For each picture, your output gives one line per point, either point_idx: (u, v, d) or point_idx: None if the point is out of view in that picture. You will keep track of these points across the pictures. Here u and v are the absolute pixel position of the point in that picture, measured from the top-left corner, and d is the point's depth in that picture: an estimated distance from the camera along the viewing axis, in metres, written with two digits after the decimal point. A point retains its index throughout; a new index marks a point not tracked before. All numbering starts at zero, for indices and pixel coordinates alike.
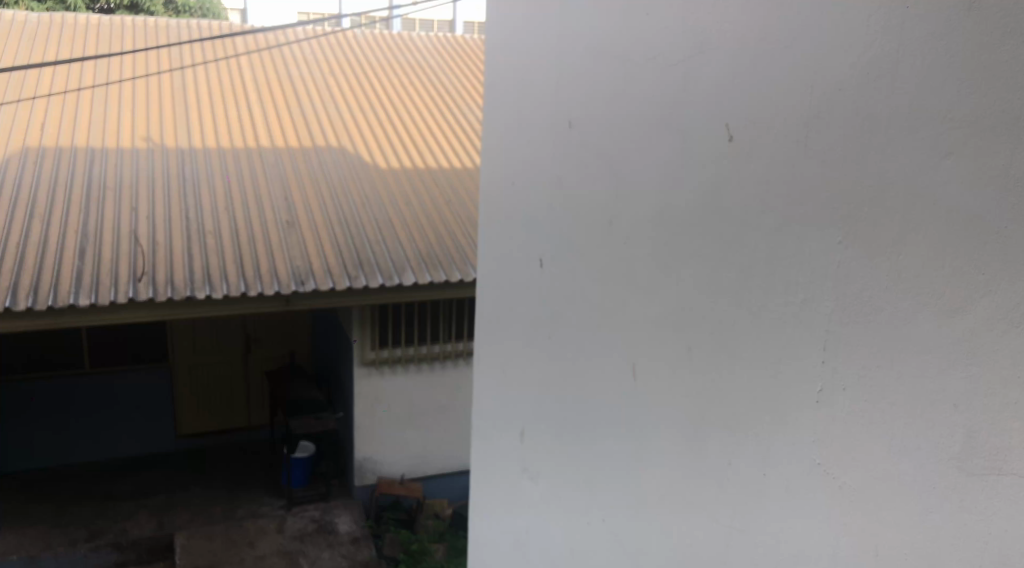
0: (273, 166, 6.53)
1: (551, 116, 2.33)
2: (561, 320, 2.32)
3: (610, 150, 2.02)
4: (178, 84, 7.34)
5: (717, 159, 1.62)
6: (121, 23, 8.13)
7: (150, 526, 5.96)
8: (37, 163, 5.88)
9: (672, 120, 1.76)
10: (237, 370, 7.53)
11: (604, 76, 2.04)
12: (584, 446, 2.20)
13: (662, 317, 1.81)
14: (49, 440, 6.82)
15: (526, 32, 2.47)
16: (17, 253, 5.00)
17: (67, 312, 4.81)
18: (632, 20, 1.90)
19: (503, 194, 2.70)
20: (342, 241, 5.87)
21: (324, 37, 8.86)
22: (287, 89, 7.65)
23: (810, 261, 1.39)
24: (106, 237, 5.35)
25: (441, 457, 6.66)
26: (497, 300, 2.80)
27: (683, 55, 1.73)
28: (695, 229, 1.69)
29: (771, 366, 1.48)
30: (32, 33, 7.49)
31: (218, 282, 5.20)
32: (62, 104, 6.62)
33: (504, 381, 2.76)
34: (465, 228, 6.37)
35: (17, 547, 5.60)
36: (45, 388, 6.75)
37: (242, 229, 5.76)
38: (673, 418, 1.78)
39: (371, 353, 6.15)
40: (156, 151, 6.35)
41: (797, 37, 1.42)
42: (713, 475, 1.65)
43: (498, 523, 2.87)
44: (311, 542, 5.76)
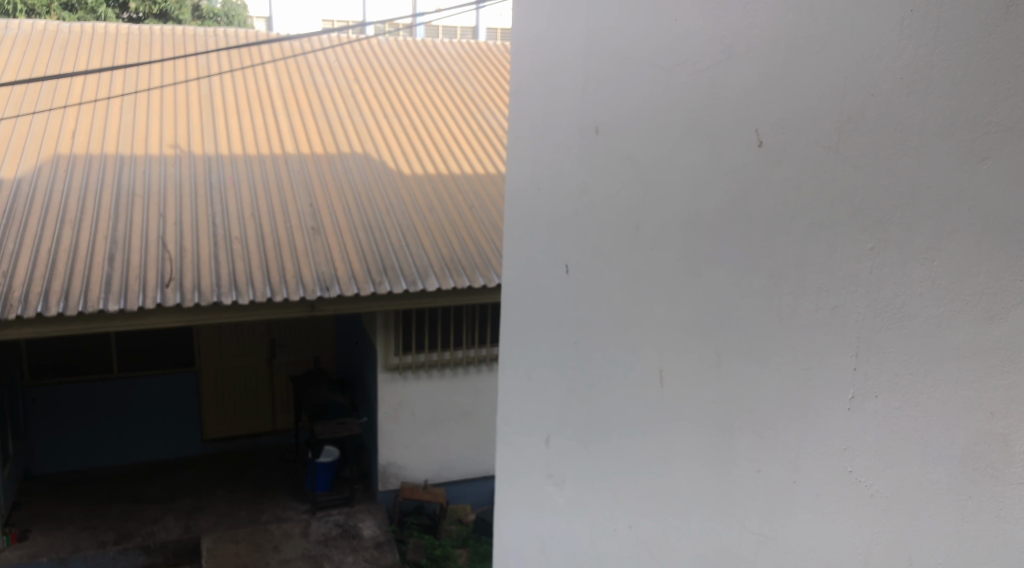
0: (298, 172, 6.59)
1: (578, 122, 2.33)
2: (587, 325, 2.31)
3: (637, 155, 2.02)
4: (204, 91, 7.43)
5: (746, 164, 1.61)
6: (150, 32, 8.24)
7: (177, 529, 6.02)
8: (67, 171, 5.98)
9: (700, 124, 1.76)
10: (262, 374, 7.58)
11: (632, 80, 2.03)
12: (609, 452, 2.19)
13: (689, 322, 1.80)
14: (77, 444, 6.92)
15: (552, 37, 2.47)
16: (49, 259, 5.09)
17: (96, 317, 4.88)
18: (660, 24, 1.90)
19: (528, 199, 2.71)
20: (367, 246, 5.91)
21: (349, 45, 8.94)
22: (312, 96, 7.72)
23: (842, 265, 1.38)
24: (135, 243, 5.42)
25: (464, 462, 6.65)
26: (522, 305, 2.80)
27: (711, 60, 1.72)
28: (724, 235, 1.68)
29: (801, 370, 1.47)
30: (64, 42, 7.63)
31: (244, 287, 5.25)
32: (92, 112, 6.73)
33: (529, 387, 2.76)
34: (489, 233, 6.38)
35: (48, 548, 5.68)
36: (75, 392, 6.85)
37: (267, 234, 5.81)
38: (701, 424, 1.76)
39: (395, 358, 6.22)
40: (183, 158, 6.44)
41: (828, 42, 1.41)
42: (742, 482, 1.63)
43: (523, 528, 2.87)
44: (335, 546, 5.78)
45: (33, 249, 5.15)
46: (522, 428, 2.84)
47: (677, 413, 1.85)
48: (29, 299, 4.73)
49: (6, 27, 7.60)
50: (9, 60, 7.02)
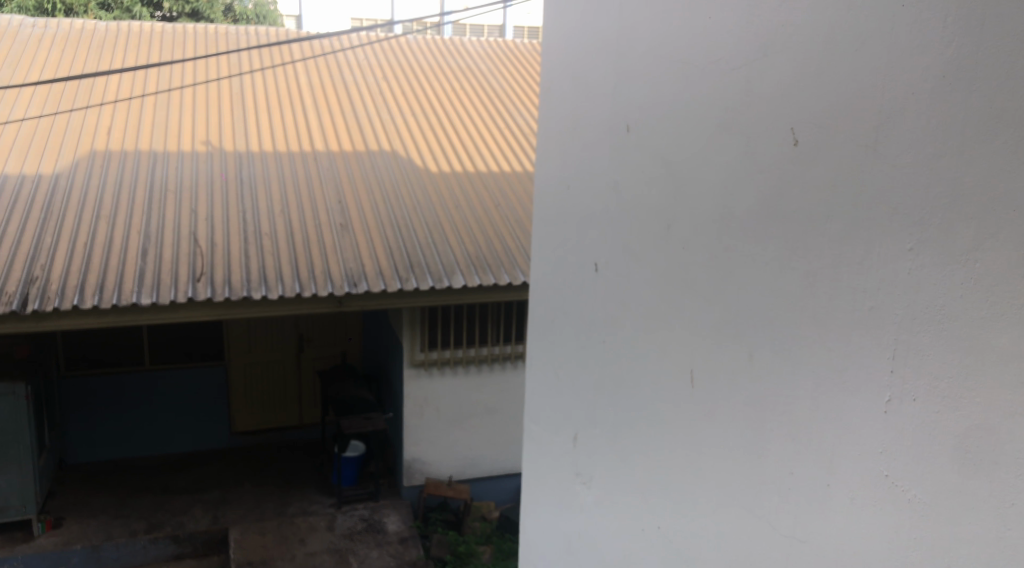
0: (328, 169, 6.65)
1: (608, 119, 2.34)
2: (616, 324, 2.32)
3: (669, 154, 2.02)
4: (236, 89, 7.52)
5: (781, 164, 1.61)
6: (183, 30, 8.36)
7: (206, 520, 6.11)
8: (103, 167, 6.08)
9: (734, 123, 1.76)
10: (289, 369, 7.66)
11: (664, 80, 2.04)
12: (638, 450, 2.19)
13: (721, 323, 1.80)
14: (109, 435, 7.04)
15: (583, 34, 2.48)
16: (85, 253, 5.19)
17: (129, 311, 4.95)
18: (694, 23, 1.90)
19: (557, 197, 2.71)
20: (394, 243, 5.95)
21: (378, 43, 8.99)
22: (341, 94, 7.78)
23: (878, 267, 1.37)
24: (168, 238, 5.50)
25: (488, 459, 6.67)
26: (550, 302, 2.81)
27: (745, 58, 1.72)
28: (758, 234, 1.68)
29: (836, 372, 1.46)
30: (101, 41, 7.76)
31: (274, 282, 5.31)
32: (127, 110, 6.83)
33: (556, 385, 2.77)
34: (515, 231, 6.38)
35: (81, 535, 5.79)
36: (107, 383, 6.97)
37: (296, 230, 5.87)
38: (732, 424, 1.76)
39: (420, 355, 6.23)
40: (215, 155, 6.52)
41: (865, 42, 1.41)
42: (774, 485, 1.63)
43: (550, 526, 2.88)
44: (361, 541, 5.82)
45: (69, 243, 5.25)
46: (550, 426, 2.85)
47: (707, 413, 1.85)
48: (66, 293, 4.81)
49: (44, 26, 7.77)
50: (47, 57, 7.15)
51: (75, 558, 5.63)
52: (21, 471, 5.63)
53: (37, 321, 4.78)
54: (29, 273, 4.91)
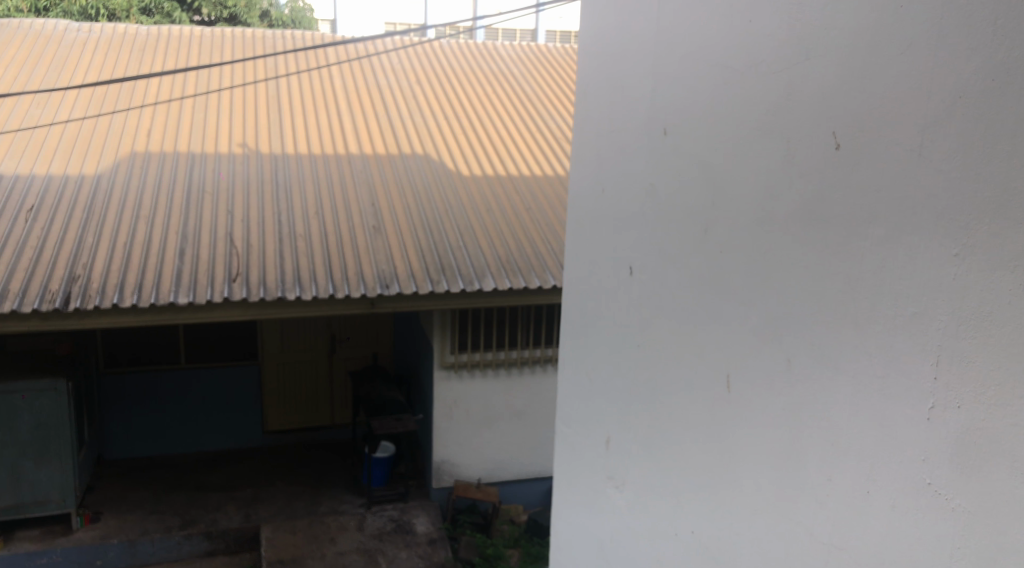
0: (361, 171, 6.71)
1: (644, 123, 2.34)
2: (651, 328, 2.31)
3: (706, 157, 2.01)
4: (272, 92, 7.61)
5: (822, 167, 1.60)
6: (221, 34, 8.50)
7: (238, 517, 6.19)
8: (142, 168, 6.20)
9: (774, 126, 1.74)
10: (321, 369, 7.73)
11: (703, 82, 2.03)
12: (673, 455, 2.18)
13: (760, 327, 1.79)
14: (146, 431, 7.17)
15: (620, 37, 2.48)
16: (125, 252, 5.30)
17: (167, 310, 5.03)
18: (734, 26, 1.90)
19: (592, 200, 2.71)
20: (426, 246, 5.98)
21: (412, 47, 9.04)
22: (375, 98, 7.85)
23: (923, 273, 1.36)
24: (205, 238, 5.59)
25: (517, 462, 6.67)
26: (584, 305, 2.80)
27: (787, 61, 1.71)
28: (798, 238, 1.66)
29: (877, 378, 1.45)
30: (143, 44, 7.92)
31: (308, 283, 5.36)
32: (166, 112, 6.96)
33: (589, 388, 2.77)
34: (546, 235, 6.38)
35: (118, 530, 5.89)
36: (144, 380, 7.09)
37: (330, 233, 5.93)
38: (769, 430, 1.75)
39: (451, 357, 6.26)
40: (251, 157, 6.61)
41: (913, 45, 1.39)
42: (813, 491, 1.62)
43: (582, 529, 2.87)
44: (390, 541, 5.86)
45: (110, 242, 5.36)
46: (582, 428, 2.85)
47: (744, 419, 1.84)
48: (106, 291, 4.91)
49: (89, 31, 7.95)
50: (91, 61, 7.32)
51: (112, 552, 5.73)
52: (61, 466, 5.72)
53: (78, 319, 4.89)
54: (71, 272, 5.02)
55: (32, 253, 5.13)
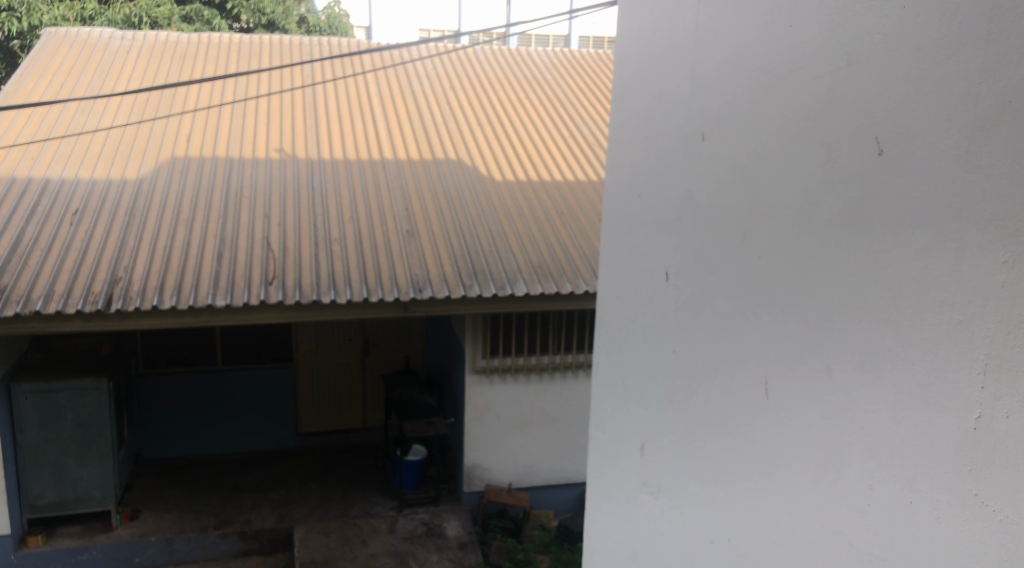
0: (395, 177, 6.76)
1: (681, 128, 2.33)
2: (687, 335, 2.30)
3: (745, 162, 2.00)
4: (309, 98, 7.72)
5: (864, 172, 1.59)
6: (259, 42, 8.63)
7: (272, 518, 6.26)
8: (182, 172, 6.31)
9: (815, 132, 1.74)
10: (355, 372, 7.79)
11: (741, 87, 2.03)
12: (709, 462, 2.16)
13: (799, 334, 1.77)
14: (183, 431, 7.29)
15: (658, 42, 2.47)
16: (164, 254, 5.40)
17: (205, 312, 5.12)
18: (774, 31, 1.89)
19: (628, 205, 2.71)
20: (458, 251, 6.00)
21: (447, 53, 9.09)
22: (410, 104, 7.90)
23: (969, 281, 1.35)
24: (242, 242, 5.68)
25: (548, 468, 6.65)
26: (618, 310, 2.80)
27: (829, 66, 1.70)
28: (839, 244, 1.65)
29: (921, 386, 1.44)
30: (184, 51, 8.07)
31: (342, 287, 5.42)
32: (206, 118, 7.09)
33: (624, 393, 2.76)
34: (579, 241, 6.37)
35: (156, 528, 5.99)
36: (181, 381, 7.21)
37: (364, 237, 5.98)
38: (808, 438, 1.73)
39: (482, 361, 6.29)
40: (288, 161, 6.69)
41: (959, 49, 1.39)
42: (852, 500, 1.60)
43: (616, 534, 2.86)
44: (421, 544, 5.88)
45: (151, 245, 5.46)
46: (616, 434, 2.84)
47: (782, 426, 1.83)
48: (146, 293, 5.00)
49: (133, 38, 8.13)
50: (133, 68, 7.48)
51: (150, 549, 5.84)
52: (102, 464, 5.83)
53: (120, 320, 4.98)
54: (113, 274, 5.12)
55: (76, 255, 5.24)
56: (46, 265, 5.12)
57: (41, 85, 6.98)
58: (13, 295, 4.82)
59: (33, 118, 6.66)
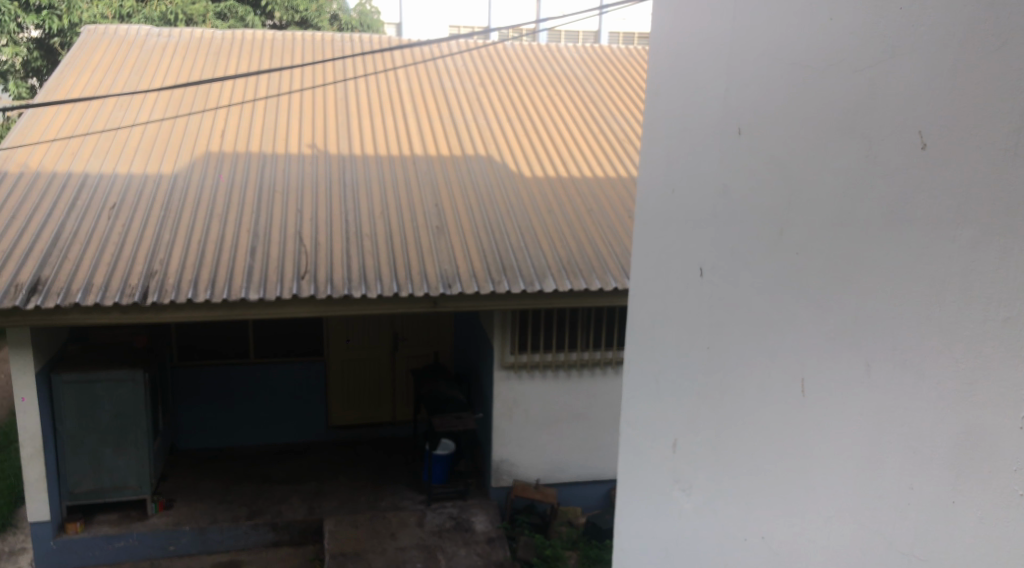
0: (426, 173, 6.79)
1: (716, 122, 2.32)
2: (721, 331, 2.29)
3: (782, 156, 1.99)
4: (341, 94, 7.77)
5: (906, 166, 1.57)
6: (292, 38, 8.70)
7: (302, 510, 6.33)
8: (216, 168, 6.40)
9: (855, 126, 1.72)
10: (384, 366, 7.84)
11: (779, 82, 2.01)
12: (743, 459, 2.15)
13: (838, 331, 1.76)
14: (215, 423, 7.39)
15: (694, 36, 2.45)
16: (199, 248, 5.48)
17: (239, 306, 5.19)
18: (815, 24, 1.87)
19: (662, 200, 2.69)
20: (488, 247, 6.01)
21: (477, 50, 9.09)
22: (440, 100, 7.93)
23: (1016, 278, 1.34)
24: (275, 236, 5.74)
25: (576, 464, 6.64)
26: (651, 305, 2.79)
27: (872, 59, 1.68)
28: (878, 240, 1.64)
29: (965, 385, 1.43)
30: (219, 48, 8.17)
31: (373, 282, 5.46)
32: (240, 114, 7.17)
33: (656, 390, 2.75)
34: (608, 237, 6.34)
35: (190, 518, 6.09)
36: (214, 373, 7.31)
37: (395, 232, 6.01)
38: (845, 436, 1.72)
39: (511, 357, 6.31)
40: (320, 157, 6.75)
41: (1008, 43, 1.37)
42: (891, 499, 1.59)
43: (647, 531, 2.85)
44: (449, 538, 5.91)
45: (186, 239, 5.54)
46: (648, 430, 2.83)
47: (819, 425, 1.81)
48: (182, 287, 5.08)
49: (169, 35, 8.24)
50: (170, 65, 7.58)
51: (184, 538, 5.94)
52: (138, 453, 5.93)
53: (156, 312, 5.07)
54: (150, 267, 5.21)
55: (114, 248, 5.33)
56: (85, 258, 5.22)
57: (81, 82, 7.11)
58: (54, 288, 4.92)
59: (72, 114, 6.78)
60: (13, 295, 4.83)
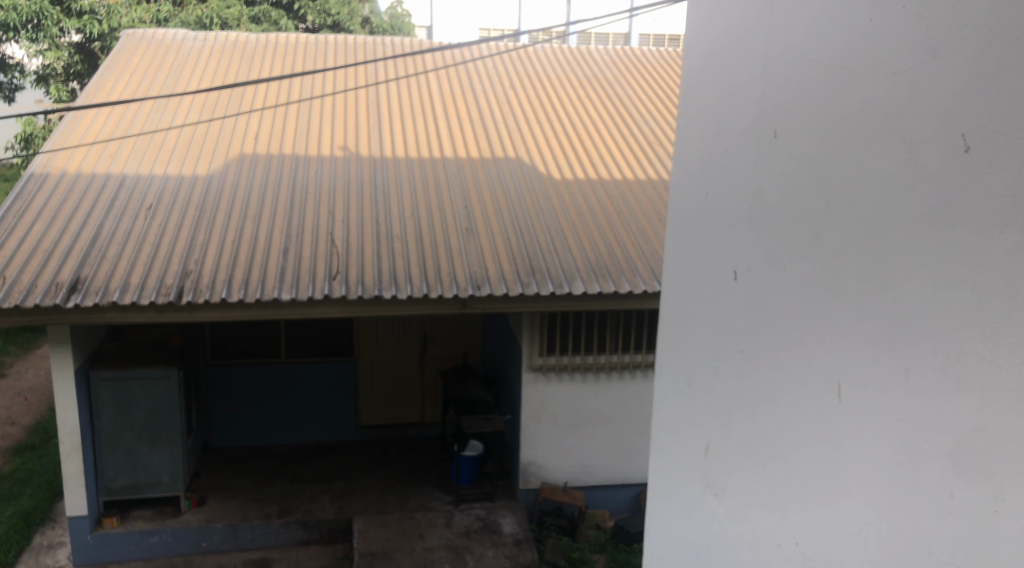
0: (455, 175, 6.81)
1: (752, 124, 2.31)
2: (756, 335, 2.27)
3: (818, 159, 1.97)
4: (373, 97, 7.83)
5: (948, 170, 1.56)
6: (324, 42, 8.78)
7: (332, 509, 6.38)
8: (250, 169, 6.48)
9: (894, 129, 1.71)
10: (413, 366, 7.88)
11: (816, 84, 2.00)
12: (777, 464, 2.13)
13: (875, 336, 1.74)
14: (247, 421, 7.48)
15: (729, 39, 2.44)
16: (234, 249, 5.55)
17: (272, 305, 5.25)
18: (853, 25, 1.86)
19: (695, 203, 2.68)
20: (517, 249, 6.01)
21: (507, 53, 9.11)
22: (470, 102, 7.95)
23: None
24: (307, 237, 5.79)
25: (604, 468, 6.62)
26: (683, 309, 2.78)
27: (912, 61, 1.67)
28: (918, 244, 1.62)
29: (1009, 393, 1.43)
30: (253, 52, 8.27)
31: (403, 283, 5.49)
32: (273, 116, 7.26)
33: (688, 394, 2.73)
34: (638, 240, 6.32)
35: (222, 514, 6.17)
36: (246, 371, 7.40)
37: (425, 234, 6.05)
38: (882, 441, 1.70)
39: (539, 359, 6.32)
40: (351, 159, 6.81)
41: None
42: (931, 506, 1.58)
43: (678, 536, 2.83)
44: (477, 539, 5.93)
45: (221, 240, 5.62)
46: (679, 434, 2.82)
47: (855, 430, 1.79)
48: (215, 286, 5.15)
49: (204, 39, 8.36)
50: (205, 68, 7.69)
51: (216, 535, 6.02)
52: (172, 451, 6.01)
53: (190, 312, 5.14)
54: (185, 267, 5.29)
55: (150, 249, 5.42)
56: (122, 258, 5.31)
57: (119, 85, 7.24)
58: (92, 287, 5.02)
59: (111, 117, 6.90)
60: (53, 293, 4.93)
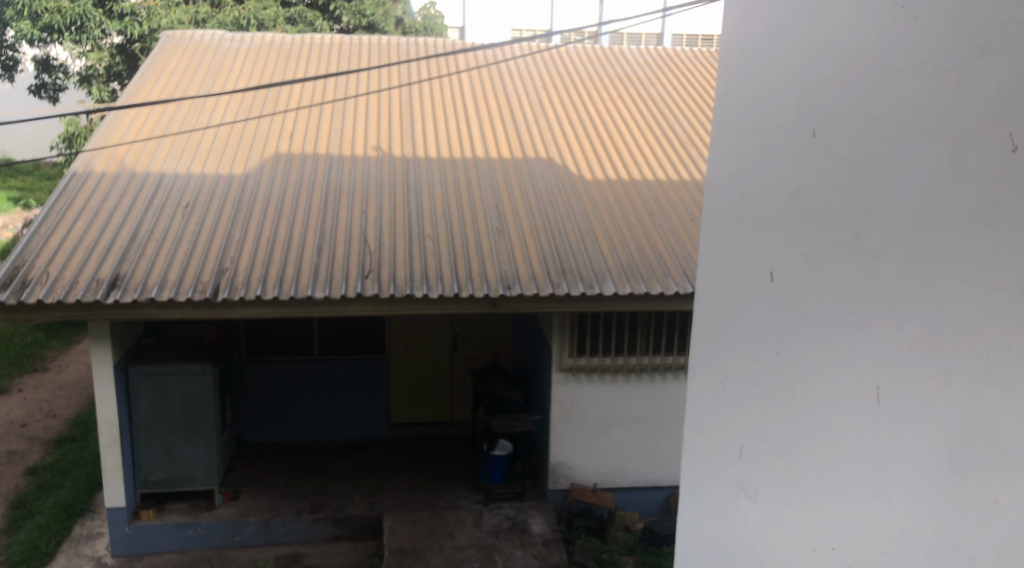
0: (487, 175, 6.83)
1: (790, 124, 2.28)
2: (792, 337, 2.25)
3: (858, 158, 1.95)
4: (405, 97, 7.88)
5: (995, 170, 1.54)
6: (358, 42, 8.86)
7: (363, 505, 6.43)
8: (284, 168, 6.56)
9: (937, 129, 1.68)
10: (443, 365, 7.91)
11: (857, 83, 1.97)
12: (813, 468, 2.10)
13: (916, 338, 1.71)
14: (279, 417, 7.57)
15: (767, 37, 2.41)
16: (268, 247, 5.62)
17: (305, 303, 5.29)
18: (895, 23, 1.83)
19: (731, 204, 2.66)
20: (548, 249, 6.01)
21: (540, 53, 9.11)
22: (502, 103, 7.97)
23: None
24: (340, 236, 5.85)
25: (633, 469, 6.58)
26: (718, 310, 2.75)
27: (958, 60, 1.64)
28: (963, 245, 1.60)
29: None
30: (289, 53, 8.36)
31: (434, 282, 5.51)
32: (308, 116, 7.34)
33: (722, 396, 2.71)
34: (669, 241, 6.28)
35: (254, 509, 6.24)
36: (278, 368, 7.49)
37: (456, 233, 6.07)
38: (923, 447, 1.67)
39: (569, 360, 6.31)
40: (384, 159, 6.86)
41: None
42: (974, 512, 1.55)
43: (711, 539, 2.80)
44: (506, 539, 5.93)
45: (256, 238, 5.69)
46: (713, 436, 2.79)
47: (895, 435, 1.76)
48: (250, 284, 5.22)
49: (241, 40, 8.48)
50: (242, 69, 7.80)
51: (249, 529, 6.09)
52: (206, 445, 6.09)
53: (226, 310, 5.22)
54: (220, 264, 5.37)
55: (188, 246, 5.51)
56: (161, 255, 5.40)
57: (158, 86, 7.37)
58: (131, 284, 5.11)
59: (150, 116, 7.02)
60: (94, 289, 5.03)
